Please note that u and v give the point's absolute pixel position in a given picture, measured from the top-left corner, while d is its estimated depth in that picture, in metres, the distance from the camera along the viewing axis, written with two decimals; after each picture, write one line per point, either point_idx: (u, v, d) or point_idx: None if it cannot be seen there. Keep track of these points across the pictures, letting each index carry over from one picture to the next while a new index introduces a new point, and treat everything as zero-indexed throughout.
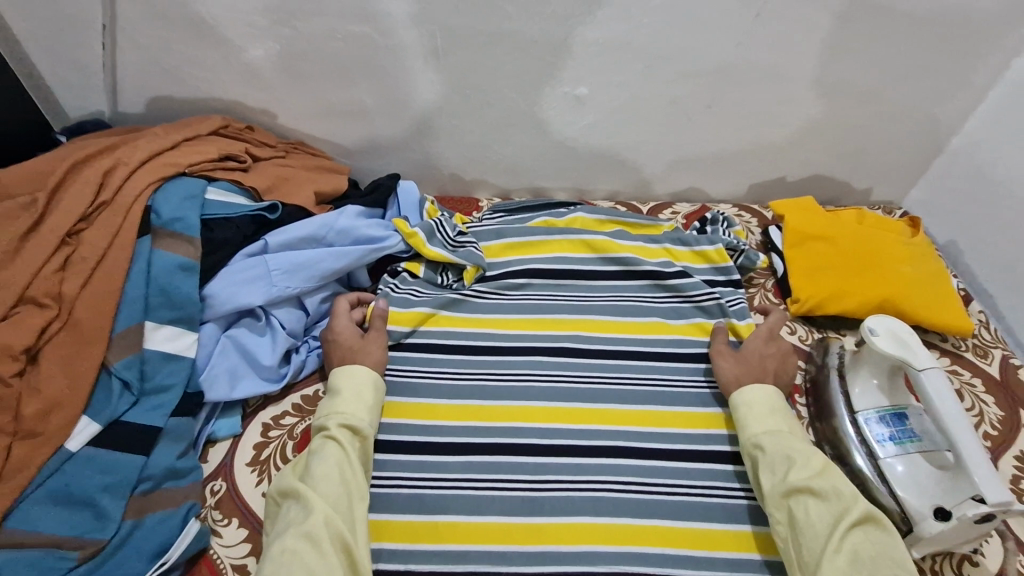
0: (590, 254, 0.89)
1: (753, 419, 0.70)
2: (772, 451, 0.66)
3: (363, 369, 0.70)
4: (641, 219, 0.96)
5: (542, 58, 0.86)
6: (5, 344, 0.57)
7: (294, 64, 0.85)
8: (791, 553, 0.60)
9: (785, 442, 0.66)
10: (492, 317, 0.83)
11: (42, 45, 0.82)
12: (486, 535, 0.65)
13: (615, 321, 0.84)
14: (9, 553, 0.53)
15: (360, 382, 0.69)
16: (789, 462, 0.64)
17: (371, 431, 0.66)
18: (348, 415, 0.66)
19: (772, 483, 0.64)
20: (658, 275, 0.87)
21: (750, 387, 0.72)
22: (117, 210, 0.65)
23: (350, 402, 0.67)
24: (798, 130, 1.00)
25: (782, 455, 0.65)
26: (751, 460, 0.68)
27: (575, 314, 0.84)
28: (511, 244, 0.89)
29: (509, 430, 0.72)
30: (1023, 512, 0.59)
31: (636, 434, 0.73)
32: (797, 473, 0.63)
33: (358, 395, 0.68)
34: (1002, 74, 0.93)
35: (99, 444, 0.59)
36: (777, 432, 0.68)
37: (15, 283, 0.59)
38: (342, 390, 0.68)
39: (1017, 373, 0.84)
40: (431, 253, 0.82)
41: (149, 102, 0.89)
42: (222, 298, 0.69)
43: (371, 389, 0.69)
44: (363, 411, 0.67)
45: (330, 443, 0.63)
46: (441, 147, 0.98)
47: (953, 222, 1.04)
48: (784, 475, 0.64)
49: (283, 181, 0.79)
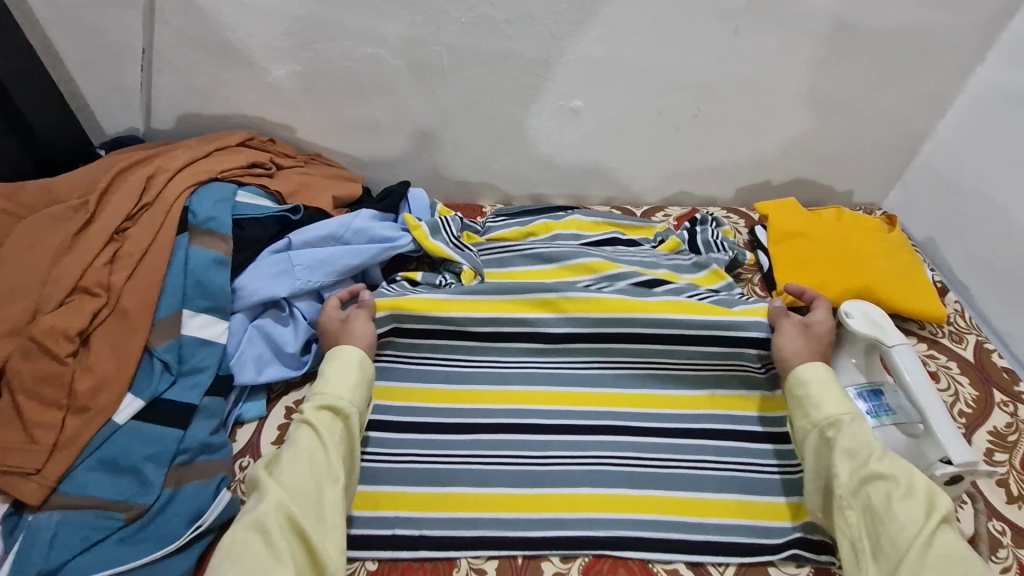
0: (589, 275, 0.91)
1: (827, 400, 0.68)
2: (850, 435, 0.65)
3: (347, 350, 0.72)
4: (634, 221, 1.03)
5: (539, 74, 0.94)
6: (62, 327, 0.64)
7: (313, 83, 0.93)
8: (866, 543, 0.60)
9: (862, 427, 0.66)
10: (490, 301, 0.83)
11: (86, 69, 0.90)
12: (493, 504, 0.70)
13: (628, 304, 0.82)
14: (65, 513, 0.59)
15: (344, 363, 0.71)
16: (870, 448, 0.63)
17: (352, 411, 0.67)
18: (328, 396, 0.68)
19: (852, 469, 0.63)
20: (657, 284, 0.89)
21: (821, 367, 0.71)
22: (159, 211, 0.73)
23: (330, 383, 0.69)
24: (779, 137, 1.07)
25: (862, 440, 0.64)
26: (818, 439, 0.67)
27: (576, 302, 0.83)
28: (514, 271, 0.92)
29: (513, 420, 0.77)
30: (988, 473, 0.66)
31: (631, 414, 0.79)
32: (880, 460, 0.62)
33: (340, 376, 0.69)
34: (966, 83, 1.01)
35: (142, 418, 0.65)
36: (852, 415, 0.67)
37: (70, 274, 0.67)
38: (326, 371, 0.70)
39: (991, 356, 0.89)
40: (433, 245, 0.89)
41: (180, 119, 0.97)
42: (250, 290, 0.76)
43: (353, 370, 0.70)
44: (345, 392, 0.69)
45: (303, 429, 0.65)
46: (447, 157, 1.05)
47: (929, 221, 1.10)
48: (865, 462, 0.63)
49: (304, 186, 0.87)
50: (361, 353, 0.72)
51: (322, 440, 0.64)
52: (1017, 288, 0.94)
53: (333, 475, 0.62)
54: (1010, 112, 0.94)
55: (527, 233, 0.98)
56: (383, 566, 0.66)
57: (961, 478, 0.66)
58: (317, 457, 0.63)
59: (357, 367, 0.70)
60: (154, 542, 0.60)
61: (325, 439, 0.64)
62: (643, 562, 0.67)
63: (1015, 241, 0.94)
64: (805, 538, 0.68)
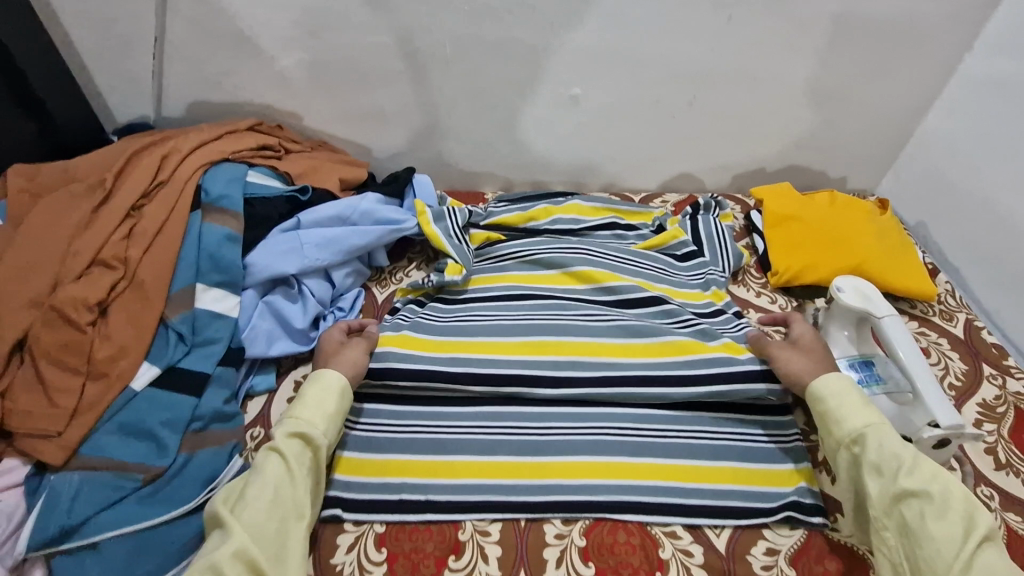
0: (582, 285, 0.91)
1: (850, 414, 0.67)
2: (876, 449, 0.63)
3: (329, 374, 0.70)
4: (633, 207, 1.06)
5: (540, 62, 0.97)
6: (82, 297, 0.66)
7: (320, 71, 0.96)
8: (904, 562, 0.59)
9: (891, 439, 0.64)
10: (490, 340, 0.82)
11: (99, 57, 0.93)
12: (496, 471, 0.72)
13: (612, 343, 0.82)
14: (86, 475, 0.62)
15: (325, 388, 0.68)
16: (898, 462, 0.62)
17: (325, 442, 0.65)
18: (303, 422, 0.65)
19: (881, 487, 0.62)
20: (646, 301, 0.88)
21: (838, 377, 0.70)
22: (173, 189, 0.76)
23: (307, 409, 0.66)
24: (775, 124, 1.10)
25: (889, 454, 0.62)
26: (846, 457, 0.66)
27: (572, 333, 0.83)
28: (512, 275, 0.92)
29: (525, 376, 0.78)
30: (973, 435, 0.68)
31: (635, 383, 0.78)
32: (908, 475, 0.61)
33: (319, 402, 0.67)
34: (955, 70, 1.03)
35: (158, 385, 0.68)
36: (876, 426, 0.65)
37: (89, 247, 0.69)
38: (304, 395, 0.67)
39: (980, 333, 0.92)
40: (431, 230, 0.91)
41: (190, 107, 1.00)
42: (261, 266, 0.78)
43: (334, 397, 0.68)
44: (319, 420, 0.66)
45: (272, 459, 0.61)
46: (450, 144, 1.08)
47: (921, 206, 1.13)
48: (894, 477, 0.61)
49: (311, 170, 0.90)
50: (344, 380, 0.70)
51: (291, 471, 0.61)
52: (1005, 267, 0.97)
53: (299, 511, 0.59)
54: (997, 97, 0.97)
55: (528, 218, 1.01)
56: (391, 529, 0.67)
57: (949, 440, 0.69)
58: (283, 488, 0.60)
59: (338, 395, 0.68)
60: (172, 502, 0.63)
61: (295, 471, 0.61)
62: (642, 525, 0.69)
63: (1001, 221, 0.97)
64: (798, 502, 0.70)
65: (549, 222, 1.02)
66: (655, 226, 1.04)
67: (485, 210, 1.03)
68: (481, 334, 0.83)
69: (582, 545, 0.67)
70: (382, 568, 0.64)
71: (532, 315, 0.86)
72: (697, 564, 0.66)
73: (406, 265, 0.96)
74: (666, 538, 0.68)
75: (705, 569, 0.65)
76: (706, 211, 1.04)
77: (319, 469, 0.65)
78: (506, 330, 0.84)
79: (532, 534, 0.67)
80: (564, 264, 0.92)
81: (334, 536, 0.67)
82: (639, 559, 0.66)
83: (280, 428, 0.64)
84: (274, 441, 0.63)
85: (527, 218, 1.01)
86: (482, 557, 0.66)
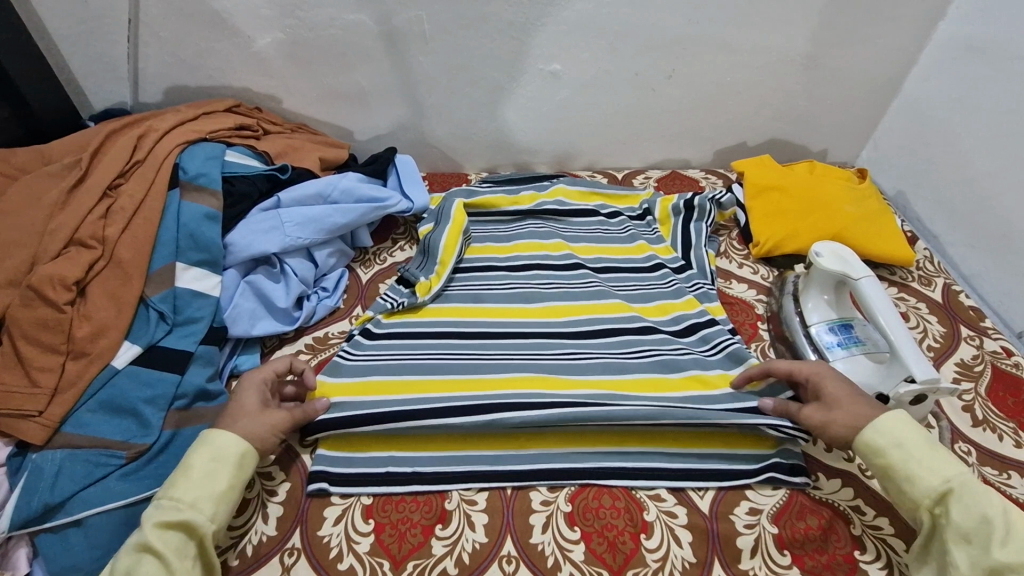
0: (556, 313, 0.86)
1: (924, 468, 0.59)
2: (962, 511, 0.56)
3: (223, 440, 0.59)
4: (618, 190, 1.06)
5: (518, 38, 0.96)
6: (60, 275, 0.66)
7: (298, 52, 0.95)
8: None
9: (976, 500, 0.56)
10: (454, 377, 0.76)
11: (73, 42, 0.92)
12: (482, 441, 0.71)
13: (601, 379, 0.76)
14: (68, 451, 0.62)
15: (217, 457, 0.58)
16: (988, 528, 0.54)
17: (213, 527, 0.55)
18: (185, 504, 0.55)
19: (972, 559, 0.54)
20: (614, 331, 0.83)
21: (904, 424, 0.62)
22: (150, 167, 0.76)
23: (190, 487, 0.56)
24: (755, 97, 1.10)
25: (977, 517, 0.55)
26: (926, 521, 0.59)
27: (557, 372, 0.77)
28: (488, 307, 0.86)
29: (511, 365, 0.78)
30: (950, 390, 0.68)
31: (603, 396, 0.72)
32: (1003, 544, 0.53)
33: (207, 475, 0.57)
34: (930, 39, 1.04)
35: (140, 363, 0.68)
36: (958, 481, 0.58)
37: (66, 227, 0.69)
38: (190, 465, 0.57)
39: (958, 296, 0.93)
40: (452, 240, 0.91)
41: (168, 91, 0.99)
42: (241, 245, 0.78)
43: (228, 469, 0.58)
44: (208, 500, 0.56)
45: (146, 560, 0.51)
46: (432, 125, 1.08)
47: (898, 176, 1.14)
48: (985, 547, 0.54)
49: (290, 149, 0.92)
50: (243, 445, 0.60)
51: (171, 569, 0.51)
52: (981, 230, 0.98)
53: None
54: (970, 62, 0.97)
55: (513, 201, 1.01)
56: (377, 501, 0.67)
57: (925, 395, 0.68)
58: None
59: (233, 467, 0.58)
60: (155, 479, 0.63)
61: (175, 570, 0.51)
62: (627, 489, 0.69)
63: (973, 186, 0.98)
64: (782, 463, 0.70)
65: (534, 207, 1.02)
66: (640, 209, 1.05)
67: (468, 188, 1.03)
68: (457, 367, 0.77)
69: (568, 510, 0.66)
70: (369, 538, 0.63)
71: (507, 355, 0.80)
72: (682, 525, 0.66)
73: (390, 246, 0.97)
74: (651, 501, 0.68)
75: (690, 529, 0.65)
76: (700, 217, 0.99)
77: (207, 559, 0.55)
78: (482, 355, 0.79)
79: (518, 501, 0.67)
80: (541, 292, 0.88)
81: (320, 510, 0.66)
82: (623, 521, 0.66)
83: (154, 514, 0.54)
84: (145, 535, 0.52)
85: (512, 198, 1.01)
86: (468, 525, 0.65)
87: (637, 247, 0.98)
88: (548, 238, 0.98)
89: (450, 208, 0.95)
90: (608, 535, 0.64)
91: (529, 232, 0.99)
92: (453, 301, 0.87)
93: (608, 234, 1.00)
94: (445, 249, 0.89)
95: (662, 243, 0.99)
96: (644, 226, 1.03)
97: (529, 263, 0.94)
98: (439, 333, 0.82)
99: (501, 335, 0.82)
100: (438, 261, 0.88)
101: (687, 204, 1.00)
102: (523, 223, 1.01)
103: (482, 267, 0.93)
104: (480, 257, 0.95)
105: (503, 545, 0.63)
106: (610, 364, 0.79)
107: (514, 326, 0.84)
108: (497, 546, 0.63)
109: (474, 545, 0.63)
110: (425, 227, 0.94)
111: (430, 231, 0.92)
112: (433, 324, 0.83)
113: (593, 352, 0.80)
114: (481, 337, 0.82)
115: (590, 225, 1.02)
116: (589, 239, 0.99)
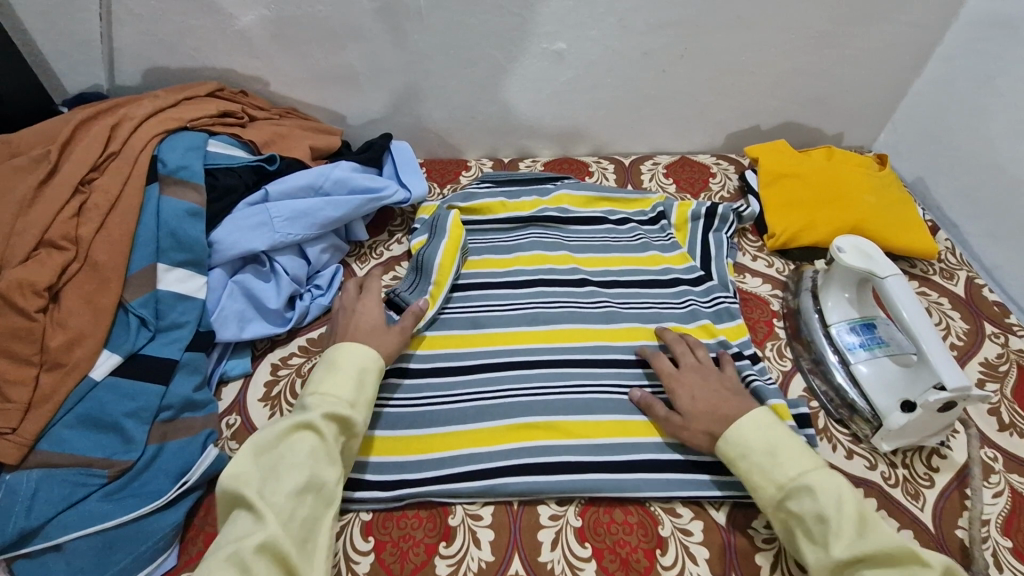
0: (562, 309, 0.82)
1: (762, 476, 0.59)
2: (810, 502, 0.55)
3: (367, 352, 0.64)
4: (628, 194, 0.98)
5: (517, 13, 0.89)
6: (30, 281, 0.61)
7: (284, 30, 0.89)
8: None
9: (814, 501, 0.55)
10: (452, 430, 0.69)
11: (41, 20, 0.85)
12: (492, 438, 0.68)
13: (616, 424, 0.70)
14: (45, 471, 0.58)
15: (365, 369, 0.63)
16: (823, 522, 0.54)
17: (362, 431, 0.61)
18: (346, 403, 0.60)
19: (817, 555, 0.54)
20: (621, 363, 0.76)
21: (744, 430, 0.62)
22: (126, 159, 0.71)
23: (346, 392, 0.60)
24: (769, 78, 1.04)
25: (815, 513, 0.55)
26: (781, 521, 0.58)
27: (564, 414, 0.70)
28: (488, 335, 0.79)
29: (519, 404, 0.71)
30: (981, 398, 0.65)
31: (609, 450, 0.68)
32: (839, 540, 0.53)
33: (359, 383, 0.62)
34: (958, 15, 0.97)
35: (121, 373, 0.64)
36: (804, 471, 0.57)
37: (36, 227, 0.64)
38: (341, 371, 0.62)
39: (982, 291, 0.89)
40: (450, 245, 0.84)
41: (146, 74, 0.92)
42: (227, 243, 0.73)
43: (374, 382, 0.63)
44: (360, 402, 0.61)
45: (309, 440, 0.56)
46: (428, 108, 1.02)
47: (918, 162, 1.09)
48: (826, 546, 0.54)
49: (279, 136, 0.86)
50: (382, 361, 0.66)
51: (330, 456, 0.56)
52: (1006, 222, 0.93)
53: (330, 497, 0.55)
54: (1001, 39, 0.91)
55: (509, 209, 0.94)
56: (377, 516, 0.63)
57: (955, 402, 0.65)
58: (324, 469, 0.55)
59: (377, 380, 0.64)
60: (140, 498, 0.59)
61: (332, 455, 0.56)
62: (640, 502, 0.65)
63: (1002, 173, 0.93)
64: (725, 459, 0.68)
65: (535, 213, 0.94)
66: (654, 213, 0.97)
67: (463, 192, 0.97)
68: (460, 375, 0.74)
69: (578, 525, 0.63)
70: (369, 558, 0.60)
71: (514, 392, 0.72)
72: (698, 542, 0.62)
73: (387, 239, 0.92)
74: (666, 515, 0.64)
75: (706, 546, 0.62)
76: (721, 225, 0.93)
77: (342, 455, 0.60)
78: (487, 358, 0.76)
79: (525, 516, 0.63)
80: (547, 292, 0.84)
81: None
82: (637, 537, 0.62)
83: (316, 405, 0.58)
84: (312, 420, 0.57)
85: (509, 206, 0.95)
86: (473, 542, 0.61)
87: (650, 257, 0.91)
88: (552, 251, 0.90)
89: (445, 219, 0.87)
90: (620, 552, 0.61)
91: (532, 242, 0.91)
92: (449, 325, 0.80)
93: (617, 242, 0.93)
94: (441, 267, 0.82)
95: (677, 249, 0.92)
96: (660, 231, 0.95)
97: (533, 257, 0.89)
98: (435, 359, 0.76)
99: (507, 346, 0.77)
100: (433, 281, 0.81)
101: (708, 212, 0.93)
102: (524, 232, 0.93)
103: (484, 263, 0.88)
104: (479, 271, 0.87)
105: (510, 563, 0.60)
106: (618, 402, 0.72)
107: (520, 352, 0.77)
108: (503, 565, 0.60)
109: (480, 563, 0.60)
110: (418, 239, 0.87)
111: (423, 245, 0.85)
112: (431, 360, 0.76)
113: (603, 387, 0.73)
114: (486, 342, 0.78)
115: (595, 233, 0.94)
116: (595, 248, 0.92)
